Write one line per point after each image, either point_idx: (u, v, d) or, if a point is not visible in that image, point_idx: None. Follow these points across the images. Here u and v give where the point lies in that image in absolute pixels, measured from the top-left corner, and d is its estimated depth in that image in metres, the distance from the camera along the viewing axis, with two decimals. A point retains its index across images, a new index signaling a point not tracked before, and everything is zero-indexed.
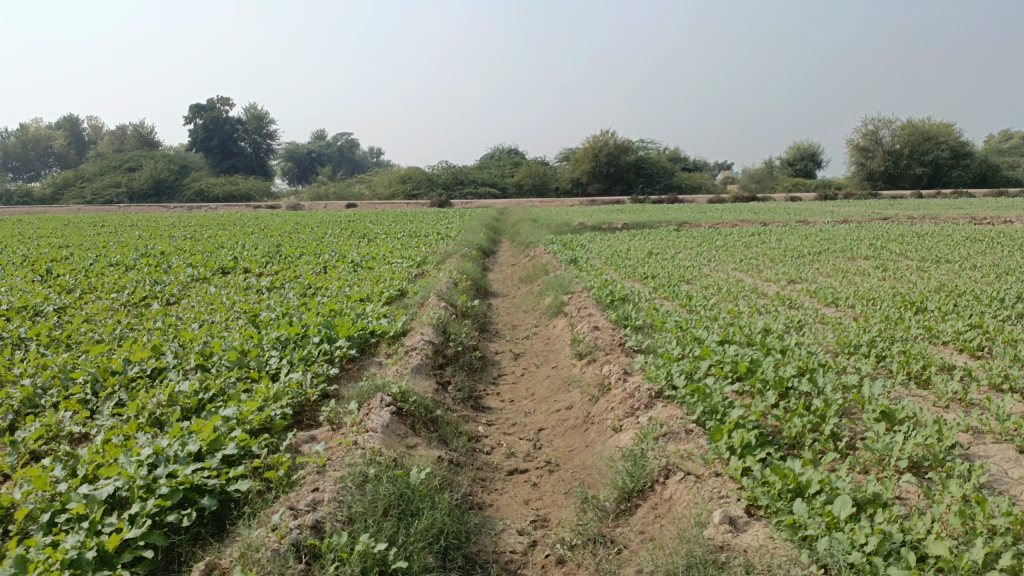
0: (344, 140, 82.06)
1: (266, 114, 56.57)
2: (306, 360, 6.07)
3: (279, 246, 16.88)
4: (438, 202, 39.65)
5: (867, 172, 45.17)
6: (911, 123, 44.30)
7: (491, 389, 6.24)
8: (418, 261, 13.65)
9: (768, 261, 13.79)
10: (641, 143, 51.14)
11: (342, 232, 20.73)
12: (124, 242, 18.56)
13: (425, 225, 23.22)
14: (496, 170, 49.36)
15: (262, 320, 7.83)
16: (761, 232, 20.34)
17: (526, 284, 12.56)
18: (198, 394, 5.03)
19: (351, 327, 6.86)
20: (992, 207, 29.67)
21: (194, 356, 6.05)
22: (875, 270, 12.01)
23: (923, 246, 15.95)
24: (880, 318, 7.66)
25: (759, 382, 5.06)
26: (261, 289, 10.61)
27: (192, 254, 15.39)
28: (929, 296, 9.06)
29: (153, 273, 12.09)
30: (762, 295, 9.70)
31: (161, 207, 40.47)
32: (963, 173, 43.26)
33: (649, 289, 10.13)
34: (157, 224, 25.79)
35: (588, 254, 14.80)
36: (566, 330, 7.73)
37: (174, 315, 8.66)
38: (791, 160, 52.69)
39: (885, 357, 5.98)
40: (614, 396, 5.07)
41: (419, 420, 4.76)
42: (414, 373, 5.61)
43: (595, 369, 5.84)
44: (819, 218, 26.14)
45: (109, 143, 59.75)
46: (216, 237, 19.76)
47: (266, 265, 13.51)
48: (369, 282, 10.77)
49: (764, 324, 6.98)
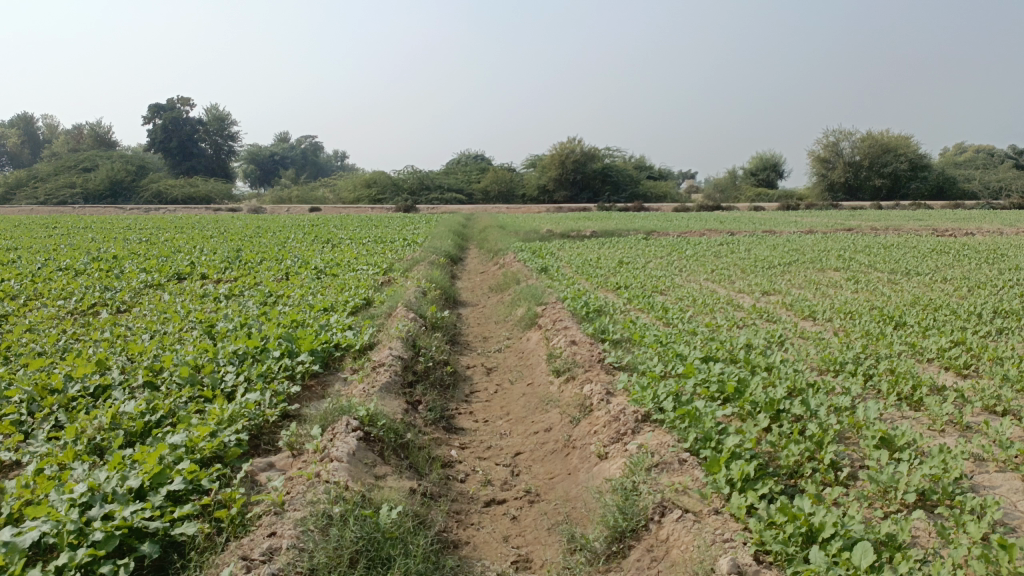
0: (308, 142, 80.95)
1: (228, 115, 55.45)
2: (265, 377, 5.66)
3: (239, 251, 16.30)
4: (403, 207, 39.17)
5: (828, 183, 45.79)
6: (871, 135, 45.02)
7: (464, 408, 5.89)
8: (384, 268, 13.25)
9: (739, 271, 13.66)
10: (607, 151, 51.23)
11: (305, 236, 20.18)
12: (75, 245, 17.79)
13: (390, 231, 22.73)
14: (462, 175, 48.99)
15: (218, 331, 7.39)
16: (730, 242, 20.27)
17: (496, 294, 12.24)
18: (144, 417, 4.60)
19: (314, 340, 6.47)
20: (950, 218, 30.21)
21: (143, 373, 5.61)
22: (847, 282, 11.91)
23: (890, 258, 15.96)
24: (861, 333, 7.48)
25: (750, 404, 4.79)
26: (218, 296, 10.12)
27: (147, 258, 14.74)
28: (906, 310, 8.93)
29: (104, 279, 11.49)
30: (738, 307, 9.50)
31: (117, 209, 39.32)
32: (921, 186, 44.01)
33: (624, 299, 9.88)
34: (111, 227, 24.96)
35: (559, 263, 14.55)
36: (541, 344, 7.41)
37: (123, 325, 8.14)
38: (755, 170, 53.23)
39: (873, 376, 5.77)
40: (596, 419, 4.76)
41: (388, 446, 4.39)
42: (382, 392, 5.23)
43: (575, 387, 5.52)
44: (785, 228, 26.28)
45: (64, 143, 58.14)
46: (173, 241, 19.07)
47: (225, 271, 12.97)
48: (333, 290, 10.36)
49: (746, 339, 6.75)
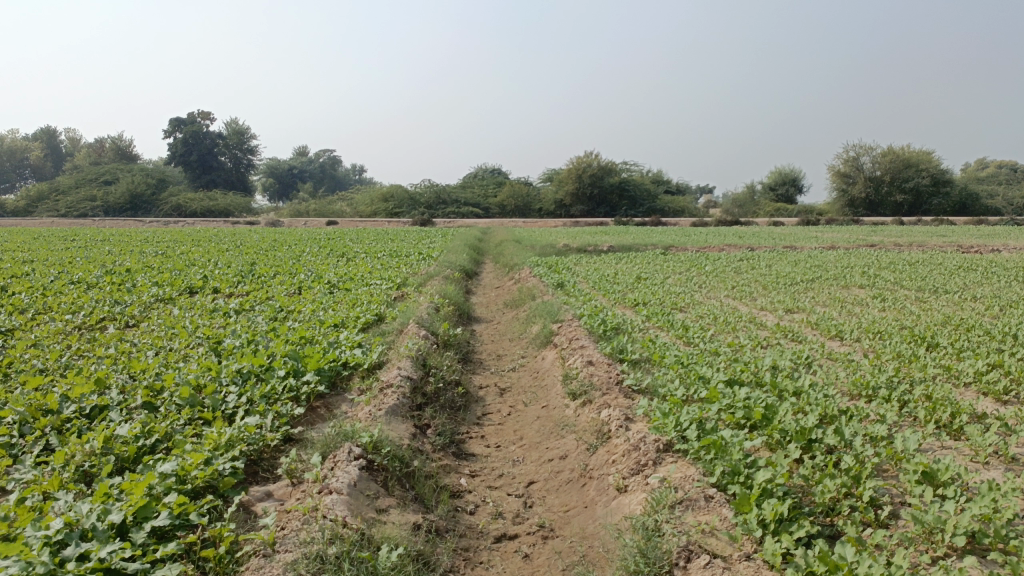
0: (327, 156, 81.41)
1: (247, 128, 55.81)
2: (268, 398, 5.42)
3: (254, 265, 16.18)
4: (420, 221, 39.11)
5: (848, 198, 45.26)
6: (892, 150, 44.51)
7: (475, 432, 5.62)
8: (398, 283, 13.06)
9: (760, 288, 13.33)
10: (625, 165, 51.01)
11: (320, 250, 20.05)
12: (90, 258, 17.78)
13: (406, 244, 22.56)
14: (479, 189, 48.91)
15: (225, 348, 7.19)
16: (750, 258, 19.93)
17: (512, 309, 11.99)
18: (138, 441, 4.38)
19: (321, 359, 6.24)
20: (975, 234, 29.64)
21: (143, 393, 5.40)
22: (873, 300, 11.56)
23: (916, 274, 15.56)
24: (893, 355, 7.14)
25: (778, 433, 4.50)
26: (228, 311, 9.94)
27: (160, 272, 14.63)
28: (938, 330, 8.57)
29: (115, 293, 11.37)
30: (761, 325, 9.18)
31: (136, 221, 39.57)
32: (944, 201, 43.36)
33: (642, 317, 9.59)
34: (128, 239, 25.04)
35: (575, 278, 14.28)
36: (557, 364, 7.14)
37: (129, 341, 7.96)
38: (773, 184, 52.76)
39: (909, 402, 5.45)
40: (615, 446, 4.48)
41: (393, 476, 4.12)
42: (388, 416, 4.97)
43: (592, 411, 5.24)
44: (806, 243, 25.84)
45: (86, 156, 58.79)
46: (188, 254, 19.03)
47: (237, 285, 12.81)
48: (345, 305, 10.16)
49: (772, 361, 6.44)
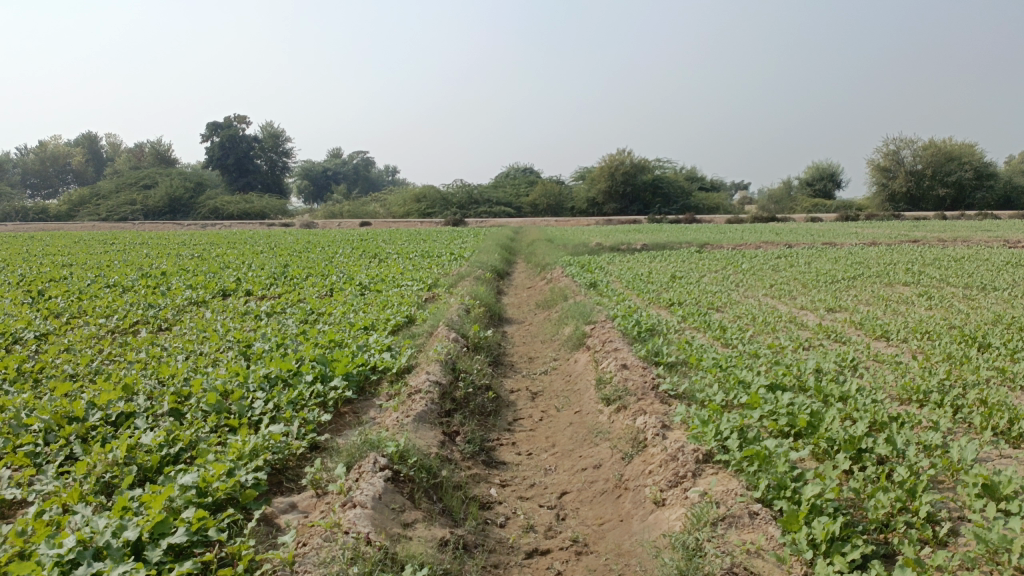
0: (360, 157, 82.03)
1: (281, 132, 56.38)
2: (295, 404, 5.31)
3: (287, 266, 16.23)
4: (453, 220, 39.09)
5: (889, 192, 44.24)
6: (933, 143, 43.39)
7: (506, 439, 5.45)
8: (429, 284, 12.96)
9: (800, 286, 12.98)
10: (657, 162, 50.49)
11: (352, 251, 20.07)
12: (128, 260, 18.00)
13: (438, 245, 22.47)
14: (511, 188, 48.77)
15: (254, 352, 7.12)
16: (788, 255, 19.48)
17: (544, 310, 11.82)
18: (161, 450, 4.32)
19: (349, 364, 6.12)
20: (1022, 229, 28.70)
21: (170, 400, 5.35)
22: (918, 298, 11.17)
23: (963, 271, 15.03)
24: (943, 356, 6.82)
25: (825, 441, 4.27)
26: (259, 314, 9.92)
27: (195, 274, 14.74)
28: (990, 330, 8.20)
29: (149, 296, 11.43)
30: (801, 326, 8.88)
31: (175, 224, 40.15)
32: (987, 195, 42.17)
33: (678, 317, 9.36)
34: (167, 242, 25.39)
35: (608, 277, 14.08)
36: (589, 367, 6.94)
37: (160, 345, 7.94)
38: (811, 180, 51.82)
39: (963, 408, 5.16)
40: (651, 456, 4.29)
41: (419, 487, 3.97)
42: (416, 423, 4.83)
43: (626, 418, 5.05)
44: (845, 239, 25.23)
45: (126, 161, 59.94)
46: (223, 256, 19.19)
47: (270, 287, 12.83)
48: (376, 307, 10.08)
49: (816, 364, 6.18)
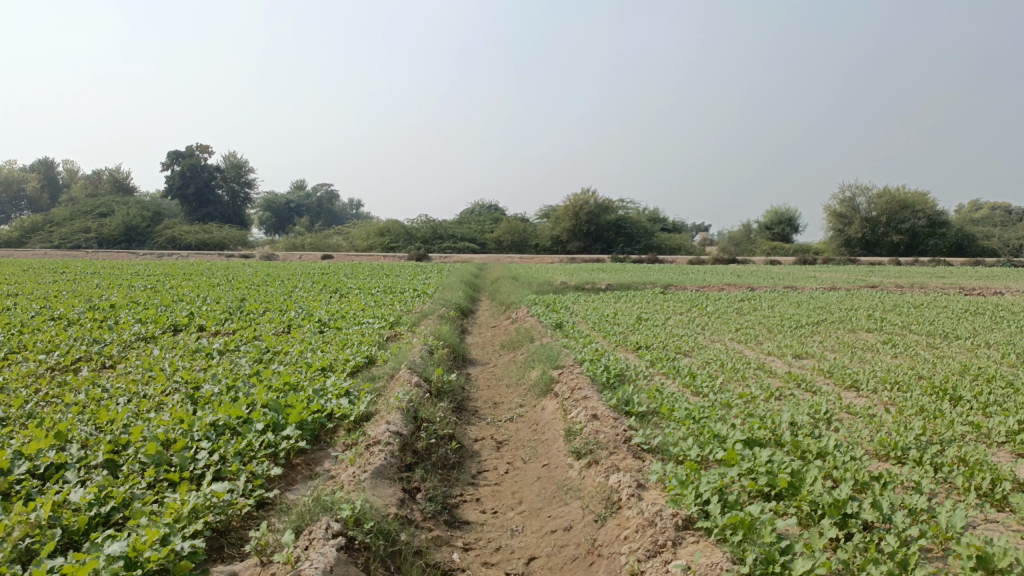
0: (325, 190, 81.59)
1: (244, 162, 55.69)
2: (243, 456, 4.93)
3: (244, 301, 15.73)
4: (416, 256, 38.77)
5: (845, 238, 45.17)
6: (888, 191, 44.53)
7: (470, 495, 5.13)
8: (391, 322, 12.62)
9: (765, 331, 12.93)
10: (621, 202, 50.98)
11: (313, 286, 19.59)
12: (78, 292, 17.28)
13: (401, 280, 22.13)
14: (476, 225, 48.70)
15: (202, 395, 6.70)
16: (751, 298, 19.58)
17: (509, 351, 11.54)
18: (90, 510, 3.91)
19: (303, 412, 5.76)
20: (975, 276, 29.38)
21: (106, 450, 4.93)
22: (882, 346, 11.17)
23: (923, 318, 15.18)
24: (916, 409, 6.68)
25: (808, 505, 4.05)
26: (212, 352, 9.47)
27: (146, 307, 14.15)
28: (958, 381, 8.14)
29: (96, 331, 10.89)
30: (770, 373, 8.73)
31: (131, 254, 39.09)
32: (940, 242, 43.23)
33: (646, 362, 9.16)
34: (120, 272, 24.65)
35: (574, 318, 13.90)
36: (557, 416, 6.67)
37: (102, 385, 7.47)
38: (770, 224, 52.75)
39: (944, 467, 5.00)
40: (626, 519, 4.03)
41: (376, 555, 3.64)
42: (375, 480, 4.50)
43: (598, 475, 4.79)
44: (806, 283, 25.50)
45: (83, 188, 58.60)
46: (178, 289, 18.58)
47: (224, 323, 12.36)
48: (335, 347, 9.70)
49: (791, 416, 5.99)
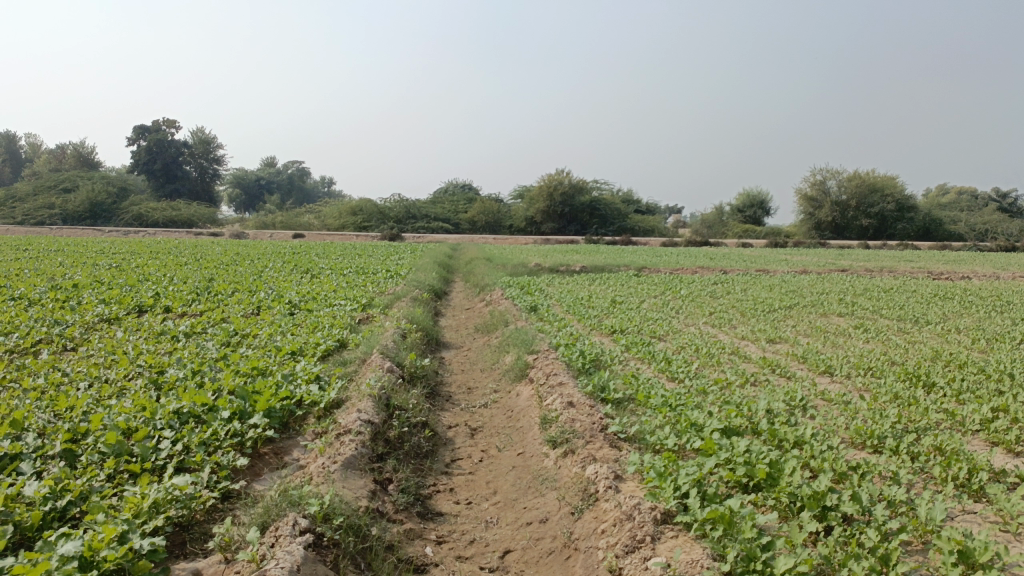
0: (296, 168, 80.42)
1: (213, 138, 54.60)
2: (207, 446, 4.76)
3: (212, 281, 15.38)
4: (388, 236, 38.39)
5: (815, 221, 45.58)
6: (858, 175, 44.92)
7: (444, 486, 5.02)
8: (363, 304, 12.42)
9: (739, 315, 12.94)
10: (595, 183, 50.89)
11: (284, 265, 19.26)
12: (39, 270, 16.81)
13: (374, 260, 21.84)
14: (450, 204, 48.33)
15: (166, 380, 6.49)
16: (724, 281, 19.62)
17: (483, 335, 11.41)
18: (45, 504, 3.72)
19: (271, 399, 5.59)
20: (942, 260, 29.82)
21: (64, 439, 4.72)
22: (855, 330, 11.23)
23: (893, 302, 15.31)
24: (890, 397, 6.69)
25: (787, 497, 4.00)
26: (177, 334, 9.21)
27: (110, 287, 13.77)
28: (930, 367, 8.19)
29: (56, 312, 10.54)
30: (745, 359, 8.70)
31: (96, 231, 38.18)
32: (908, 227, 43.77)
33: (621, 347, 9.09)
34: (85, 250, 24.04)
35: (548, 301, 13.81)
36: (533, 403, 6.56)
37: (61, 369, 7.21)
38: (742, 206, 53.04)
39: (920, 457, 4.98)
40: (604, 512, 3.96)
41: (345, 552, 3.51)
42: (345, 471, 4.37)
43: (575, 465, 4.70)
44: (778, 267, 25.65)
45: (46, 162, 57.11)
46: (145, 267, 18.16)
47: (191, 304, 12.06)
48: (306, 330, 9.49)
49: (768, 404, 5.93)
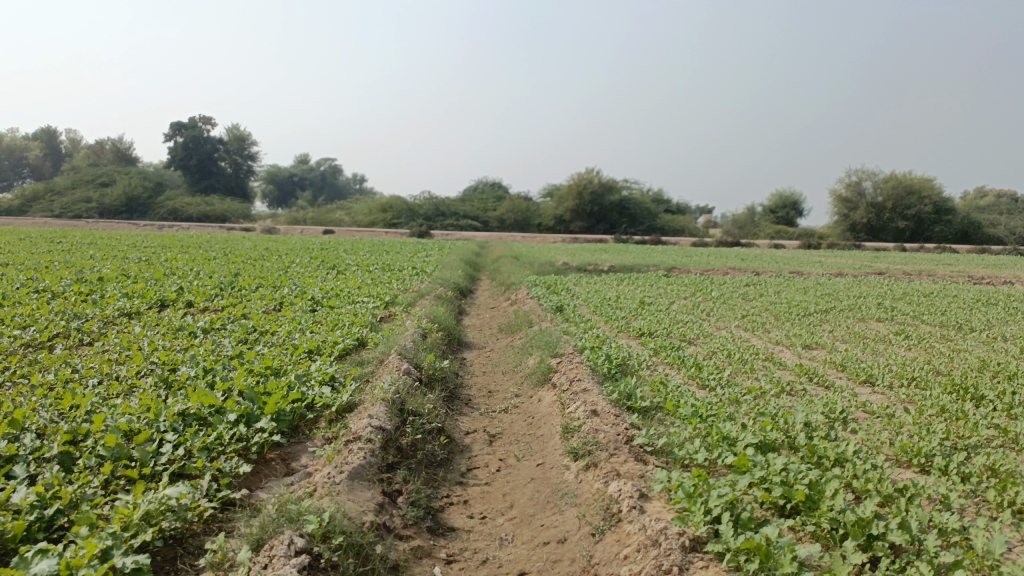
0: (327, 164, 80.83)
1: (247, 134, 55.02)
2: (210, 450, 4.53)
3: (236, 276, 15.29)
4: (417, 232, 38.28)
5: (850, 223, 44.62)
6: (895, 176, 43.83)
7: (458, 498, 4.74)
8: (386, 301, 12.21)
9: (772, 318, 12.52)
10: (625, 182, 50.38)
11: (310, 261, 19.16)
12: (69, 263, 16.86)
13: (401, 257, 21.65)
14: (478, 202, 48.16)
15: (176, 378, 6.28)
16: (756, 282, 19.15)
17: (507, 335, 11.14)
18: (31, 513, 3.51)
19: (281, 401, 5.35)
20: (983, 264, 28.83)
21: (62, 441, 4.50)
22: (894, 337, 10.76)
23: (934, 307, 14.74)
24: (937, 410, 6.28)
25: (828, 523, 3.65)
26: (195, 330, 9.05)
27: (135, 281, 13.71)
28: (978, 378, 7.73)
29: (78, 306, 10.45)
30: (780, 366, 8.31)
31: (130, 225, 38.60)
32: (946, 229, 42.30)
33: (650, 351, 8.75)
34: (117, 243, 24.20)
35: (576, 301, 13.50)
36: (555, 409, 6.26)
37: (74, 365, 7.06)
38: (775, 207, 52.12)
39: (973, 478, 4.59)
40: (627, 536, 3.68)
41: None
42: (351, 482, 4.11)
43: (597, 481, 4.41)
44: (813, 268, 25.02)
45: (84, 157, 58.06)
46: (173, 261, 18.19)
47: (213, 299, 11.93)
48: (325, 327, 9.29)
49: (806, 416, 5.56)
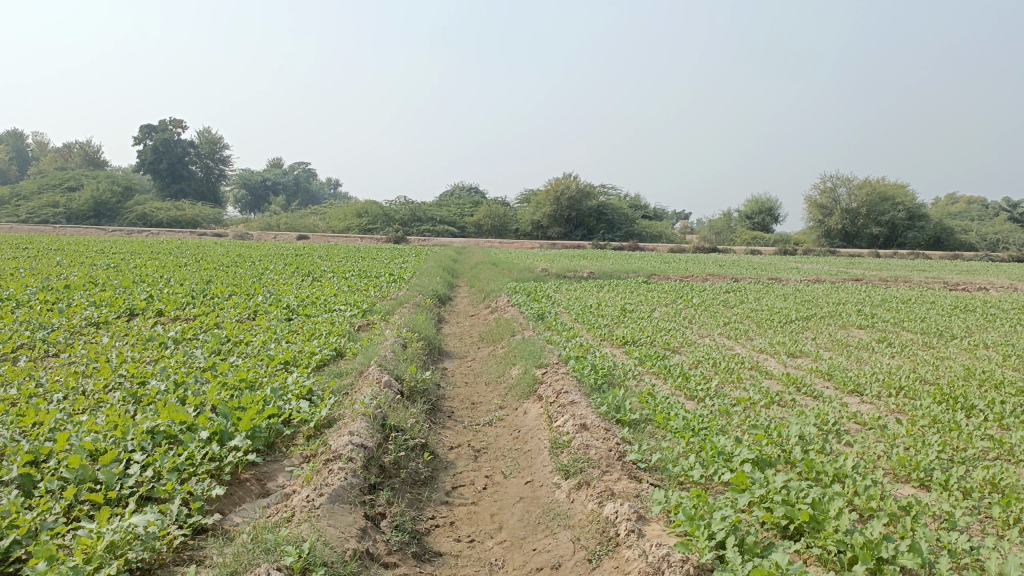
0: (302, 169, 80.13)
1: (219, 138, 54.44)
2: (182, 471, 4.26)
3: (210, 283, 14.92)
4: (393, 238, 37.89)
5: (825, 229, 44.97)
6: (868, 182, 44.24)
7: (443, 519, 4.52)
8: (363, 309, 11.93)
9: (755, 326, 12.42)
10: (602, 188, 50.40)
11: (285, 268, 18.79)
12: (35, 269, 16.36)
13: (377, 264, 21.33)
14: (455, 208, 47.93)
15: (145, 392, 5.98)
16: (736, 289, 19.10)
17: (488, 344, 10.92)
18: None
19: (256, 417, 5.08)
20: (956, 271, 29.11)
21: (22, 462, 4.21)
22: (878, 344, 10.69)
23: (913, 314, 14.74)
24: (930, 421, 6.16)
25: (835, 545, 3.49)
26: (166, 340, 8.73)
27: (103, 289, 13.29)
28: (966, 387, 7.64)
29: (43, 315, 10.05)
30: (767, 375, 8.17)
31: (100, 230, 37.81)
32: (919, 235, 42.90)
33: (635, 360, 8.57)
34: (86, 249, 23.60)
35: (557, 309, 13.32)
36: (542, 423, 6.06)
37: (37, 378, 6.73)
38: (750, 213, 52.47)
39: (974, 494, 4.46)
40: (625, 562, 3.49)
41: None
42: (332, 505, 3.88)
43: (591, 501, 4.22)
44: (791, 275, 25.08)
45: (53, 161, 56.93)
46: (143, 268, 17.74)
47: (185, 307, 11.57)
48: (301, 337, 9.00)
49: (800, 429, 5.40)
